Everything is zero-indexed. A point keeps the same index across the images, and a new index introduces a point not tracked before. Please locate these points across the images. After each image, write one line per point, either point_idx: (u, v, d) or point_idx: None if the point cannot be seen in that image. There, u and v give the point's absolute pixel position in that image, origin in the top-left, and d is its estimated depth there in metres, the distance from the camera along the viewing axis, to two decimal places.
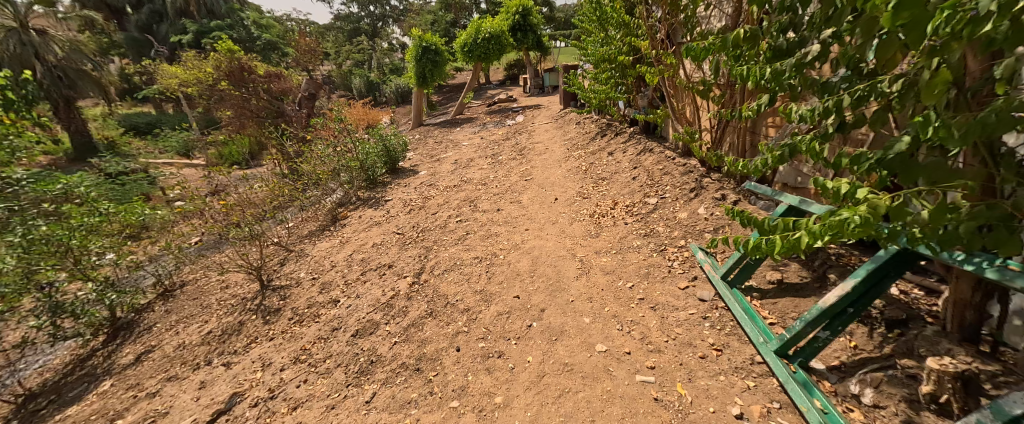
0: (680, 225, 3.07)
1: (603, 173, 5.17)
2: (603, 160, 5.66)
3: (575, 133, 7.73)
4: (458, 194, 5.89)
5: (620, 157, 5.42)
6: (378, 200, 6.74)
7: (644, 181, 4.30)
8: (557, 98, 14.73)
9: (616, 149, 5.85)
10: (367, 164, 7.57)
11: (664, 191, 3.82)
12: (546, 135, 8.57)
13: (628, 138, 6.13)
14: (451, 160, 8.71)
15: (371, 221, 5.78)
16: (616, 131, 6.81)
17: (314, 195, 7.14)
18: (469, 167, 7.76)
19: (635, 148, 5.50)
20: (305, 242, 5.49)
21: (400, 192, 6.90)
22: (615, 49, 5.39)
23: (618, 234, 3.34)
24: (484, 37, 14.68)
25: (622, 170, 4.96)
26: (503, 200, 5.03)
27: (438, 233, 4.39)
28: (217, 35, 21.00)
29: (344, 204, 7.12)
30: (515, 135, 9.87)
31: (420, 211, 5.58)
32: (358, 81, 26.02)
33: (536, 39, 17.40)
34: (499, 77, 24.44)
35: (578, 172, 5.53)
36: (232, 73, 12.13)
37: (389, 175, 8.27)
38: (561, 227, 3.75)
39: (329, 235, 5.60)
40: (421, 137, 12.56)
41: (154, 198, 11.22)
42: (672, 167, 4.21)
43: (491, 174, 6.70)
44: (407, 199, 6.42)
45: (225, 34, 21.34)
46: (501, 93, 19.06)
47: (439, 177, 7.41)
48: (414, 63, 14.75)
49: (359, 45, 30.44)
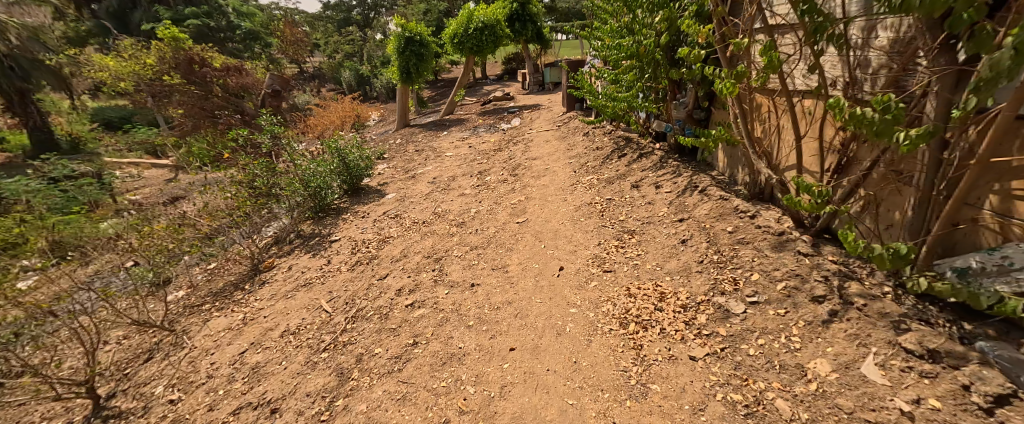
0: (827, 404, 1.58)
1: (630, 220, 3.60)
2: (625, 199, 4.08)
3: (582, 150, 6.11)
4: (425, 242, 4.26)
5: (653, 196, 3.85)
6: (321, 240, 5.14)
7: (703, 246, 2.72)
8: (557, 98, 13.11)
9: (644, 181, 4.27)
10: (316, 184, 5.92)
11: (749, 278, 2.26)
12: (546, 149, 6.95)
13: (656, 163, 4.55)
14: (430, 180, 7.06)
15: (303, 280, 4.17)
16: (638, 150, 5.19)
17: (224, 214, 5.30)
18: (448, 191, 6.21)
19: (672, 181, 3.93)
20: (201, 313, 3.88)
21: (355, 229, 5.28)
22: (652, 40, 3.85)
23: (679, 395, 1.80)
24: (476, 27, 12.95)
25: (659, 220, 3.39)
26: (482, 262, 3.43)
27: (376, 328, 2.78)
28: (188, 23, 19.16)
29: (284, 239, 5.50)
30: (507, 144, 8.30)
31: (370, 267, 4.02)
32: (349, 74, 24.52)
33: (535, 32, 15.81)
34: (496, 72, 22.74)
35: (591, 215, 3.97)
36: (178, 65, 10.72)
37: (349, 197, 6.69)
38: (571, 348, 2.18)
39: (239, 302, 4.02)
40: (402, 142, 11.00)
41: (89, 210, 9.56)
42: (750, 226, 2.65)
43: (472, 207, 5.15)
44: (360, 244, 4.81)
45: (200, 23, 19.54)
46: (496, 90, 17.37)
47: (411, 207, 5.80)
48: (397, 56, 13.09)
49: (348, 36, 28.53)
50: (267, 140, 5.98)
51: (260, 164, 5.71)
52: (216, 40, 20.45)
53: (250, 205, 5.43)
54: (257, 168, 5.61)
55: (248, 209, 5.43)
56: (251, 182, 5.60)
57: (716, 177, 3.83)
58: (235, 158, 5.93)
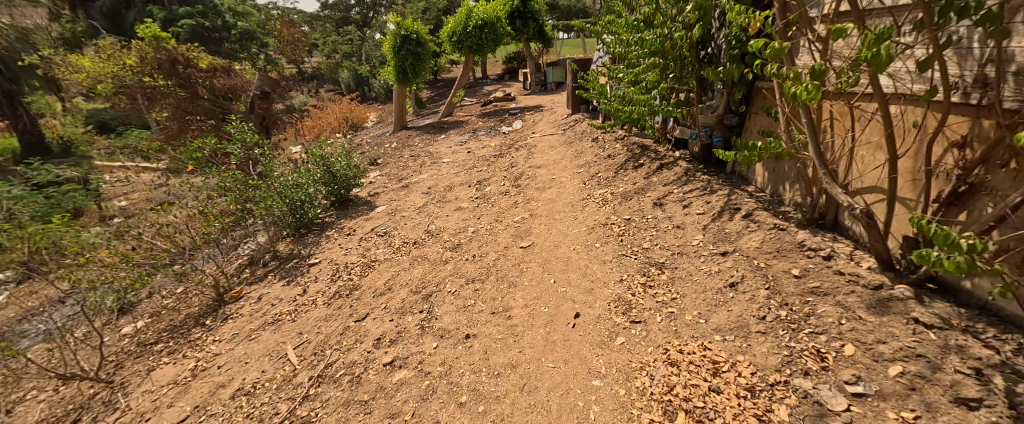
0: None
1: (657, 249, 3.01)
2: (648, 220, 3.50)
3: (592, 158, 5.54)
4: (415, 269, 3.68)
5: (682, 218, 3.25)
6: (298, 263, 4.59)
7: (761, 293, 2.12)
8: (560, 99, 12.54)
9: (670, 199, 3.64)
10: (296, 197, 5.31)
11: (840, 352, 1.71)
12: (551, 155, 6.38)
13: (680, 176, 3.97)
14: (425, 190, 6.49)
15: (273, 315, 3.61)
16: (658, 160, 4.61)
17: (185, 233, 4.62)
18: (444, 204, 5.66)
19: (704, 198, 3.34)
20: (145, 359, 3.48)
21: (339, 250, 4.72)
22: (684, 33, 3.29)
23: None
24: (476, 24, 12.37)
25: (693, 249, 2.78)
26: (481, 302, 2.85)
27: (344, 398, 2.30)
28: (181, 22, 18.42)
29: (260, 261, 4.90)
30: (508, 149, 7.76)
31: (349, 300, 3.48)
32: (347, 74, 23.92)
33: (537, 29, 15.24)
34: (496, 71, 22.14)
35: (609, 241, 3.38)
36: (161, 65, 10.11)
37: (335, 210, 6.15)
38: None
39: (196, 343, 3.52)
40: (398, 146, 10.46)
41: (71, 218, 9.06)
42: (825, 269, 2.07)
43: (468, 225, 4.59)
44: (343, 269, 4.24)
45: (195, 22, 18.74)
46: (496, 90, 16.78)
47: (403, 222, 5.24)
48: (392, 55, 12.52)
49: (345, 35, 27.85)
50: (241, 151, 5.37)
51: (228, 176, 4.89)
52: (211, 39, 19.69)
53: (218, 223, 4.72)
54: (226, 180, 4.87)
55: (215, 226, 4.72)
56: (218, 196, 4.89)
57: (754, 192, 3.32)
58: (204, 167, 5.21)
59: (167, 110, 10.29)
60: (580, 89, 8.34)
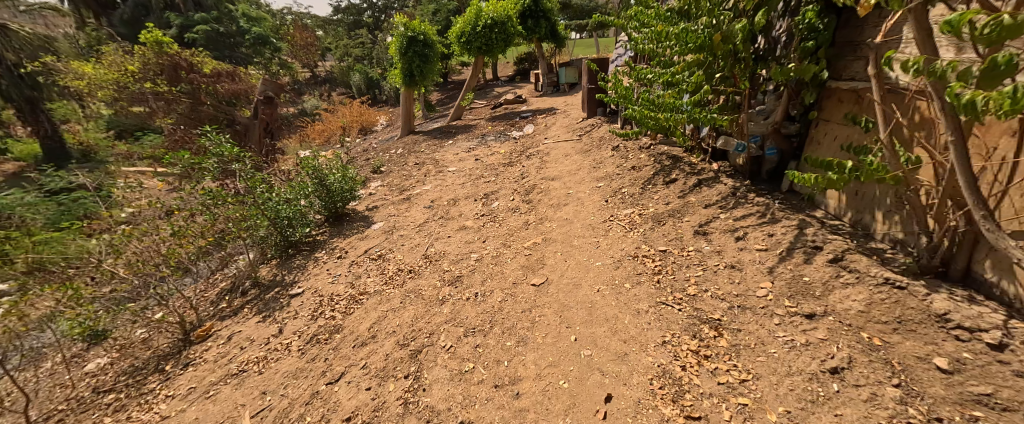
0: None
1: (708, 296, 2.36)
2: (688, 254, 2.84)
3: (613, 171, 4.90)
4: (407, 309, 3.06)
5: (736, 252, 2.59)
6: (280, 290, 4.02)
7: (889, 393, 1.55)
8: (574, 100, 11.88)
9: (715, 226, 2.98)
10: (280, 215, 4.70)
11: None
12: (566, 165, 5.75)
13: (725, 196, 3.30)
14: (427, 204, 5.89)
15: (237, 364, 3.01)
16: (694, 174, 3.95)
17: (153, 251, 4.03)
18: (447, 221, 5.06)
19: (762, 226, 2.69)
20: (89, 416, 2.93)
21: (326, 277, 4.11)
22: (738, 25, 2.66)
23: None
24: (485, 24, 11.80)
25: (758, 301, 2.15)
26: (481, 367, 2.25)
27: None
28: (195, 27, 18.13)
29: (237, 290, 4.22)
30: (519, 157, 7.13)
31: (325, 349, 2.87)
32: (357, 77, 23.56)
33: (549, 28, 14.63)
34: (507, 73, 21.54)
35: (643, 282, 2.72)
36: (164, 70, 9.73)
37: (329, 226, 5.60)
38: None
39: (146, 399, 2.94)
40: (404, 153, 9.91)
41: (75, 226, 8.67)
42: (997, 366, 1.49)
43: (472, 251, 3.97)
44: (327, 303, 3.63)
45: (209, 27, 18.38)
46: (506, 92, 16.16)
47: (400, 243, 4.65)
48: (398, 57, 12.03)
49: (356, 38, 27.47)
50: (218, 165, 4.78)
51: (211, 191, 4.33)
52: (225, 44, 19.41)
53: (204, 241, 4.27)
54: (205, 196, 4.30)
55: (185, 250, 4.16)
56: (192, 215, 4.31)
57: (827, 216, 2.73)
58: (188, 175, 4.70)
59: (174, 117, 9.95)
60: (596, 91, 7.68)
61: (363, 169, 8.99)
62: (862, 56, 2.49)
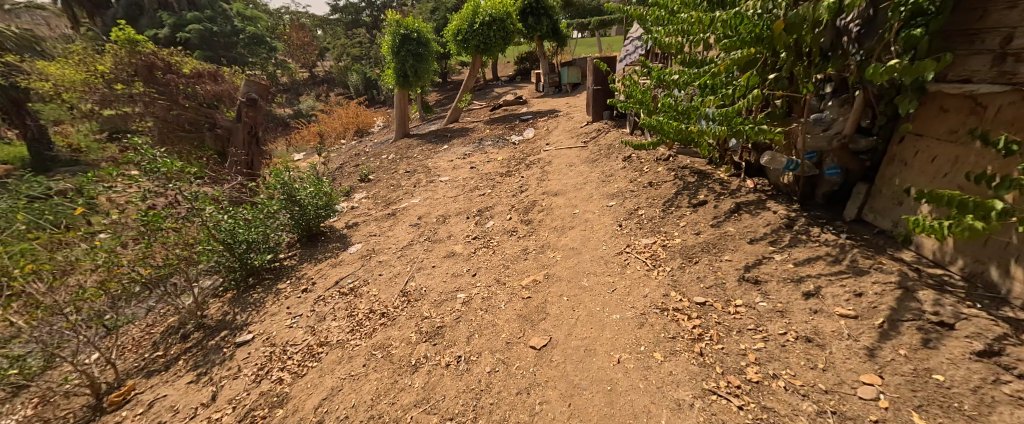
0: None
1: (779, 384, 1.71)
2: (735, 312, 2.16)
3: (625, 186, 4.23)
4: (370, 378, 2.41)
5: (808, 317, 1.92)
6: (229, 335, 3.33)
7: None
8: (577, 101, 11.21)
9: (768, 270, 2.31)
10: (232, 239, 4.02)
11: None
12: (571, 178, 5.06)
13: (775, 227, 2.62)
14: (413, 221, 5.20)
15: None
16: (727, 195, 3.28)
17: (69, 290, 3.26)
18: (435, 243, 4.38)
19: (839, 279, 2.02)
20: None
21: (284, 319, 3.41)
22: (811, 11, 1.96)
23: None
24: (483, 21, 11.11)
25: (868, 408, 1.54)
26: None
27: None
28: (188, 26, 17.42)
29: (178, 333, 3.52)
30: (519, 165, 6.45)
31: None
32: (355, 77, 22.90)
33: (551, 26, 13.94)
34: (507, 73, 20.82)
35: (679, 349, 2.04)
36: (137, 71, 8.45)
37: (301, 247, 4.91)
38: None
39: None
40: (397, 158, 9.26)
41: None
42: None
43: (458, 288, 3.28)
44: (276, 358, 2.92)
45: (203, 26, 17.68)
46: (505, 93, 15.46)
47: (378, 273, 3.96)
48: (392, 57, 11.36)
49: (353, 37, 26.68)
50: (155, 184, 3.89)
51: (147, 215, 3.57)
52: (221, 44, 18.74)
53: (155, 273, 3.59)
54: (140, 220, 3.53)
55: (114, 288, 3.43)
56: (131, 244, 3.56)
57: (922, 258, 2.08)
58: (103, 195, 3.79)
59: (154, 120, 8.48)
60: (602, 93, 7.00)
61: (350, 177, 8.29)
62: (987, 50, 1.85)
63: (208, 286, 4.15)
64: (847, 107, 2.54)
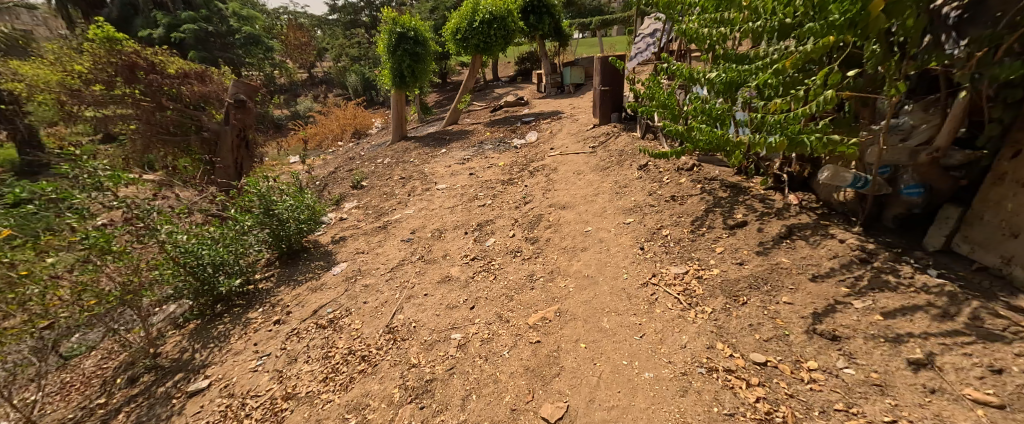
0: None
1: None
2: (812, 383, 1.69)
3: (643, 200, 3.72)
4: None
5: (923, 400, 1.48)
6: (182, 383, 2.80)
7: None
8: (580, 102, 10.72)
9: (846, 321, 1.84)
10: (193, 260, 3.48)
11: None
12: (580, 188, 4.55)
13: (844, 260, 2.14)
14: (405, 236, 4.69)
15: None
16: (770, 216, 2.79)
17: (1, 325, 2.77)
18: (428, 265, 3.85)
19: (958, 344, 1.59)
20: None
21: (248, 361, 2.88)
22: None
23: None
24: (483, 18, 10.59)
25: None
26: None
27: None
28: (182, 26, 16.84)
29: (124, 376, 3.00)
30: (521, 173, 5.94)
31: None
32: (352, 78, 22.42)
33: (553, 25, 13.44)
34: (507, 74, 20.30)
35: None
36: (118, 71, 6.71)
37: (279, 266, 4.39)
38: None
39: None
40: (392, 163, 8.76)
41: None
42: None
43: (452, 326, 2.76)
44: (231, 417, 2.44)
45: (198, 27, 17.12)
46: (506, 94, 14.96)
47: (362, 301, 3.44)
48: (387, 56, 10.84)
49: (351, 36, 26.06)
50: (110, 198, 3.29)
51: (90, 236, 2.99)
52: (216, 45, 18.19)
53: (103, 305, 3.03)
54: (82, 245, 2.94)
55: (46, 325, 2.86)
56: (66, 277, 2.93)
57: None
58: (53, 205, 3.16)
59: (138, 125, 6.85)
60: (610, 94, 6.49)
61: (342, 184, 7.78)
62: None
63: (169, 313, 3.64)
64: (935, 112, 2.11)
